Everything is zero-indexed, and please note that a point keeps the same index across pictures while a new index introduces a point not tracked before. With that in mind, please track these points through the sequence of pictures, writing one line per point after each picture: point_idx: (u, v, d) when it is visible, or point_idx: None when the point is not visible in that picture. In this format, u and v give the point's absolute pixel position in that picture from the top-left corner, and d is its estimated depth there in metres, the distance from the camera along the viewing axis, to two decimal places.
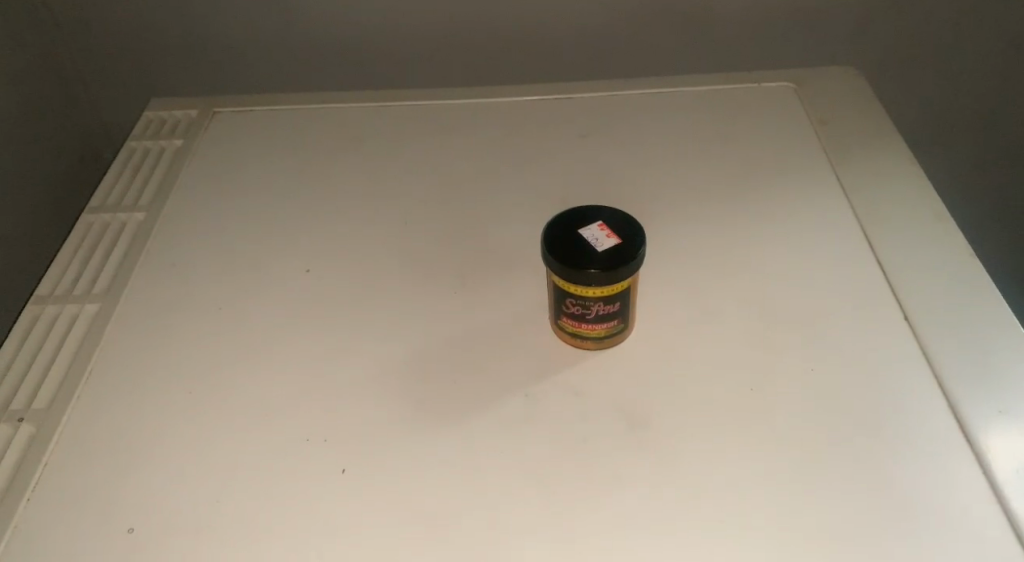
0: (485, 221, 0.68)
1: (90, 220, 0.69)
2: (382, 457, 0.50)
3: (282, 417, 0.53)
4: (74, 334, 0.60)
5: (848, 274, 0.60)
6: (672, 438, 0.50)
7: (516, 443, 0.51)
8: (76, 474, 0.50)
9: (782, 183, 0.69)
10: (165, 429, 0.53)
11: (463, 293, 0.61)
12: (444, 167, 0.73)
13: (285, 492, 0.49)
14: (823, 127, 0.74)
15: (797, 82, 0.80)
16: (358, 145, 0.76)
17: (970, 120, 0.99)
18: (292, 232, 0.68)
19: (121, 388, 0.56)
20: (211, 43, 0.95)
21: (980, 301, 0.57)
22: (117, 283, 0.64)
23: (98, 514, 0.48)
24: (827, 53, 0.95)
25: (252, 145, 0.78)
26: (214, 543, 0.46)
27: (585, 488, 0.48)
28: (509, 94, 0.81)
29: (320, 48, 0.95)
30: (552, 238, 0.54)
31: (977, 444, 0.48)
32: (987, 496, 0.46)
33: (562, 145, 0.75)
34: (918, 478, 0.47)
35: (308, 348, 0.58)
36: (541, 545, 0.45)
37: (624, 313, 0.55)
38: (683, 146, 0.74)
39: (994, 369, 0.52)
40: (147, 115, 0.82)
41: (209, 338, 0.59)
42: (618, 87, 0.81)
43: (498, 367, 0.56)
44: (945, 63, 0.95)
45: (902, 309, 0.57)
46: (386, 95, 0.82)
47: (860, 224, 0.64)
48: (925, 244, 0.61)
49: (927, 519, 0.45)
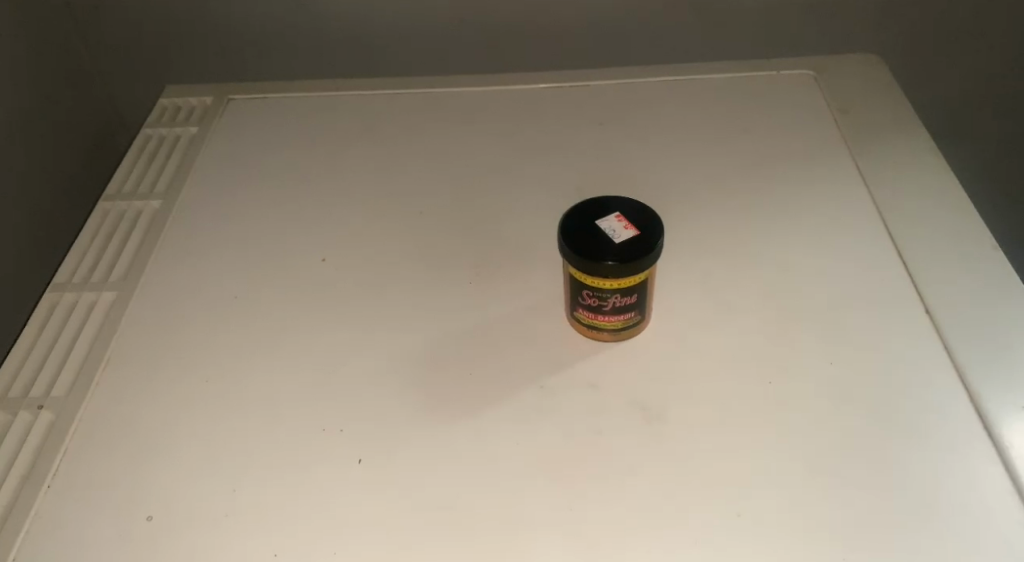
0: (500, 211, 0.67)
1: (105, 209, 0.69)
2: (398, 447, 0.50)
3: (295, 407, 0.53)
4: (92, 322, 0.60)
5: (868, 267, 0.59)
6: (688, 432, 0.50)
7: (528, 434, 0.50)
8: (91, 463, 0.51)
9: (802, 175, 0.68)
10: (183, 416, 0.53)
11: (478, 284, 0.61)
12: (457, 158, 0.73)
13: (298, 482, 0.49)
14: (844, 116, 0.73)
15: (818, 72, 0.78)
16: (373, 133, 0.76)
17: (992, 109, 0.97)
18: (307, 221, 0.68)
19: (136, 378, 0.56)
20: (226, 30, 0.95)
21: (1001, 295, 0.56)
22: (133, 271, 0.64)
23: (115, 502, 0.49)
24: (847, 41, 0.93)
25: (266, 134, 0.77)
26: (230, 532, 0.47)
27: (600, 481, 0.48)
28: (523, 83, 0.80)
29: (334, 35, 0.94)
30: (569, 228, 0.54)
31: (997, 440, 0.48)
32: (1006, 491, 0.46)
33: (577, 135, 0.74)
34: (935, 473, 0.47)
35: (324, 338, 0.58)
36: (555, 539, 0.45)
37: (640, 305, 0.54)
38: (701, 137, 0.73)
39: (1015, 365, 0.51)
40: (161, 102, 0.82)
41: (224, 328, 0.59)
42: (635, 76, 0.79)
43: (512, 359, 0.55)
44: (969, 52, 0.93)
45: (921, 302, 0.57)
46: (400, 83, 0.81)
47: (880, 217, 0.63)
48: (945, 238, 0.60)
49: (945, 515, 0.45)
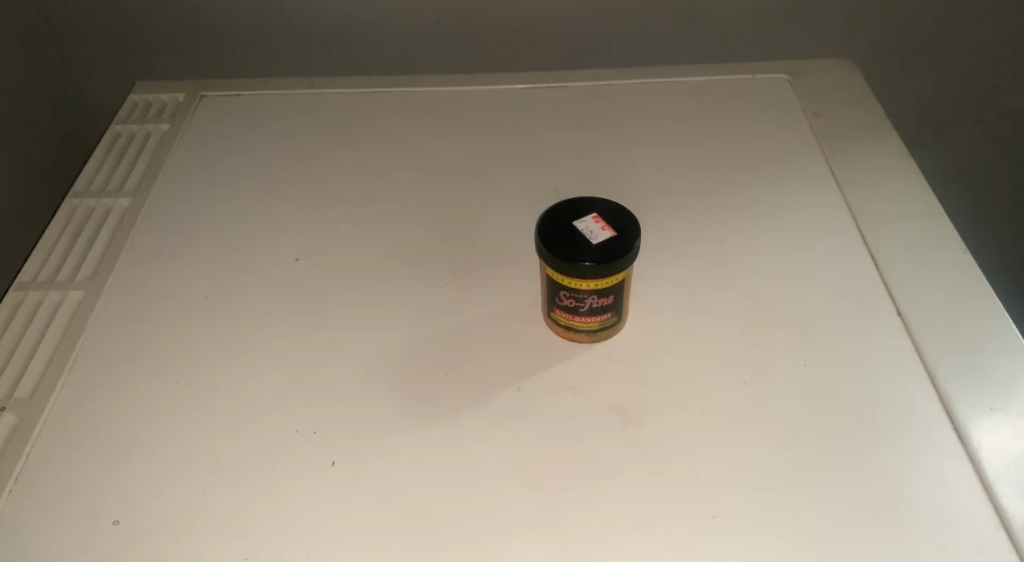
0: (477, 212, 0.67)
1: (73, 206, 0.68)
2: (373, 449, 0.50)
3: (269, 408, 0.52)
4: (58, 321, 0.59)
5: (841, 270, 0.60)
6: (665, 434, 0.50)
7: (505, 436, 0.50)
8: (56, 465, 0.50)
9: (777, 178, 0.68)
10: (154, 419, 0.52)
11: (456, 285, 0.61)
12: (434, 158, 0.72)
13: (270, 485, 0.48)
14: (818, 120, 0.74)
15: (793, 76, 0.79)
16: (349, 133, 0.75)
17: (962, 115, 0.99)
18: (283, 221, 0.67)
19: (104, 379, 0.55)
20: (200, 26, 0.93)
21: (972, 298, 0.57)
22: (102, 270, 0.62)
23: (81, 506, 0.47)
24: (821, 46, 0.94)
25: (239, 132, 0.76)
26: (201, 535, 0.46)
27: (577, 484, 0.47)
28: (500, 83, 0.80)
29: (309, 32, 0.93)
30: (546, 229, 0.53)
31: (966, 440, 0.49)
32: (975, 491, 0.46)
33: (554, 136, 0.74)
34: (906, 473, 0.47)
35: (298, 340, 0.57)
36: (532, 542, 0.45)
37: (617, 306, 0.55)
38: (677, 139, 0.73)
39: (984, 367, 0.52)
40: (132, 98, 0.80)
41: (195, 328, 0.58)
42: (613, 78, 0.80)
43: (488, 361, 0.55)
44: (940, 58, 0.94)
45: (893, 304, 0.57)
46: (376, 82, 0.81)
47: (852, 220, 0.64)
48: (918, 242, 0.61)
49: (916, 516, 0.45)
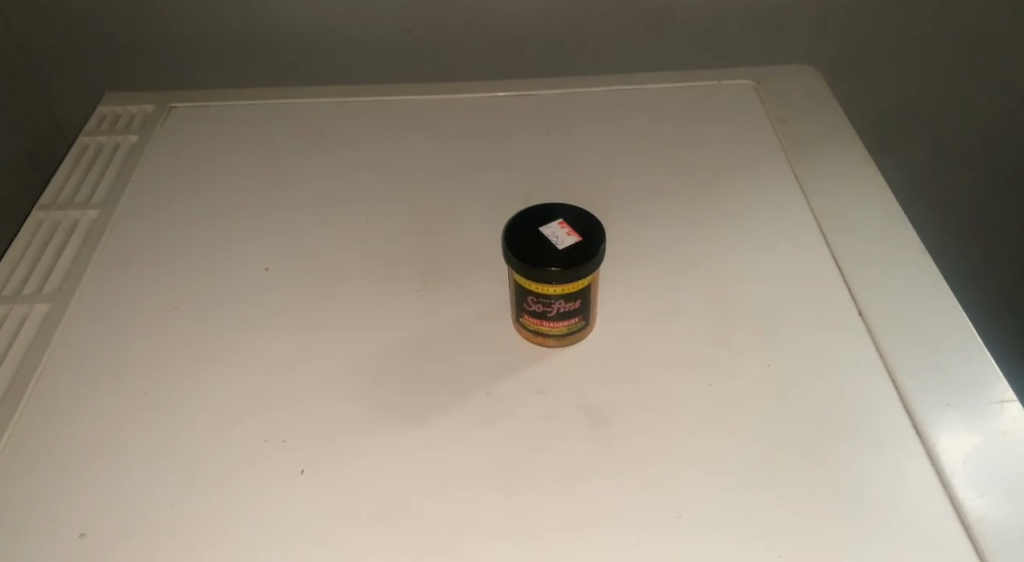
0: (447, 219, 0.67)
1: (40, 219, 0.67)
2: (342, 455, 0.50)
3: (238, 417, 0.52)
4: (24, 334, 0.58)
5: (805, 272, 0.61)
6: (633, 435, 0.51)
7: (474, 439, 0.51)
8: (20, 479, 0.49)
9: (743, 182, 0.69)
10: (121, 431, 0.52)
11: (427, 290, 0.61)
12: (404, 166, 0.73)
13: (240, 494, 0.48)
14: (783, 125, 0.75)
15: (758, 82, 0.80)
16: (320, 142, 0.76)
17: (927, 118, 1.01)
18: (253, 232, 0.67)
19: (71, 391, 0.54)
20: (170, 36, 0.93)
21: (932, 299, 0.58)
22: (69, 282, 0.62)
23: (45, 520, 0.47)
24: (787, 51, 0.96)
25: (209, 142, 0.76)
26: (169, 545, 0.46)
27: (548, 485, 0.48)
28: (470, 91, 0.80)
29: (280, 41, 0.93)
30: (513, 236, 0.54)
31: (926, 436, 0.50)
32: (933, 486, 0.47)
33: (524, 143, 0.74)
34: (867, 469, 0.48)
35: (269, 348, 0.57)
36: (502, 543, 0.45)
37: (585, 310, 0.55)
38: (645, 144, 0.74)
39: (941, 366, 0.53)
40: (100, 110, 0.80)
41: (163, 338, 0.58)
42: (582, 85, 0.81)
43: (458, 366, 0.55)
44: (903, 62, 0.96)
45: (856, 304, 0.58)
46: (347, 91, 0.81)
47: (816, 223, 0.65)
48: (880, 245, 0.63)
49: (877, 512, 0.46)
